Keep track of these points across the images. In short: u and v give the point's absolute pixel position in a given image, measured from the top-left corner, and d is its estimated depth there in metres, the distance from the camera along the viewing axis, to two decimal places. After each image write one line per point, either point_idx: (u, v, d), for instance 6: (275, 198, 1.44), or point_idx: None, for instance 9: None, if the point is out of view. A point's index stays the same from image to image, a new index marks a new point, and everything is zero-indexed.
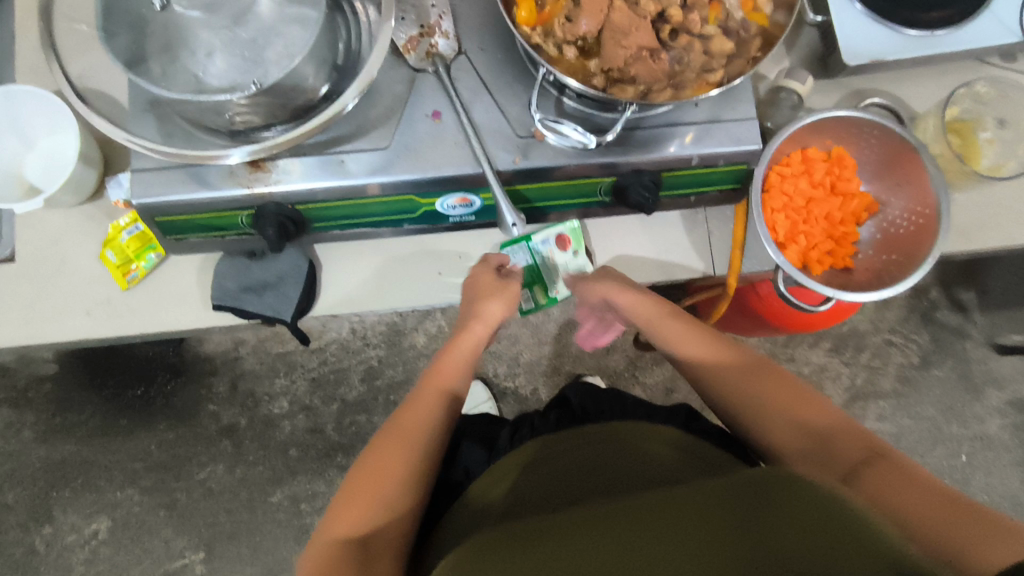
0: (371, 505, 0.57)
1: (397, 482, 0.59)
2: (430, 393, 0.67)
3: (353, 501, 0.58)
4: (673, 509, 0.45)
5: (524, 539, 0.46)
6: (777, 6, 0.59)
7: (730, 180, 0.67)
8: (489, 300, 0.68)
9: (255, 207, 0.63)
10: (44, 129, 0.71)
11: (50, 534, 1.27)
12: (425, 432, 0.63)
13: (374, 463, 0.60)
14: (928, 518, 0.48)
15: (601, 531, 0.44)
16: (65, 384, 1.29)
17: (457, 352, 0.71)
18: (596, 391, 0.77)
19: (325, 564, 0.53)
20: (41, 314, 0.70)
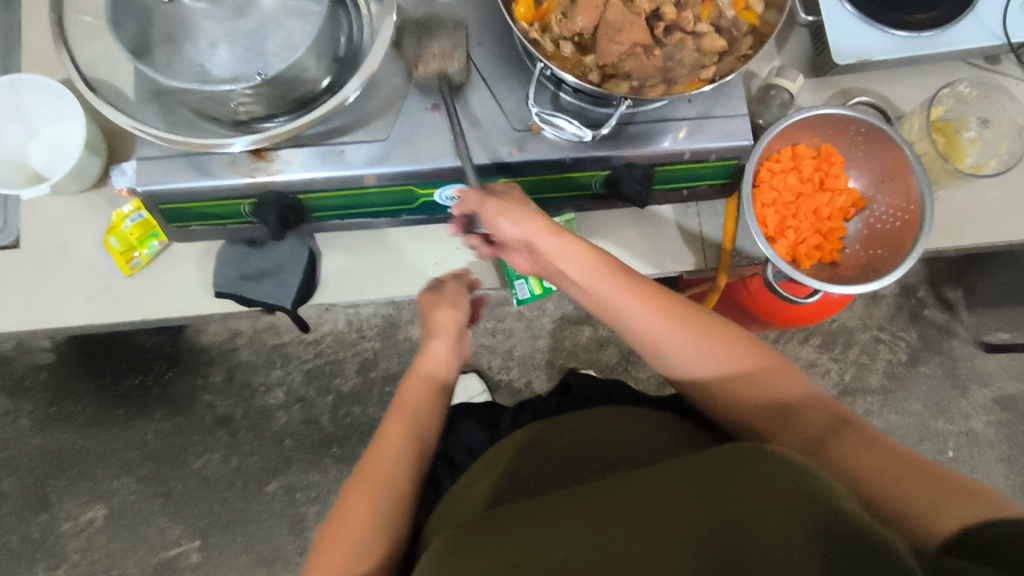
0: (345, 561, 0.54)
1: (368, 531, 0.55)
2: (397, 423, 0.62)
3: (326, 555, 0.55)
4: (657, 491, 0.46)
5: (512, 527, 0.47)
6: (768, 5, 0.61)
7: (720, 175, 0.69)
8: (434, 313, 0.69)
9: (256, 196, 0.64)
10: (48, 118, 0.72)
11: (46, 522, 1.28)
12: (394, 470, 0.59)
13: (342, 528, 0.55)
14: (889, 484, 0.48)
15: (586, 515, 0.46)
16: (62, 374, 1.30)
17: (424, 371, 0.67)
18: (592, 378, 0.79)
19: None
20: (44, 299, 0.71)
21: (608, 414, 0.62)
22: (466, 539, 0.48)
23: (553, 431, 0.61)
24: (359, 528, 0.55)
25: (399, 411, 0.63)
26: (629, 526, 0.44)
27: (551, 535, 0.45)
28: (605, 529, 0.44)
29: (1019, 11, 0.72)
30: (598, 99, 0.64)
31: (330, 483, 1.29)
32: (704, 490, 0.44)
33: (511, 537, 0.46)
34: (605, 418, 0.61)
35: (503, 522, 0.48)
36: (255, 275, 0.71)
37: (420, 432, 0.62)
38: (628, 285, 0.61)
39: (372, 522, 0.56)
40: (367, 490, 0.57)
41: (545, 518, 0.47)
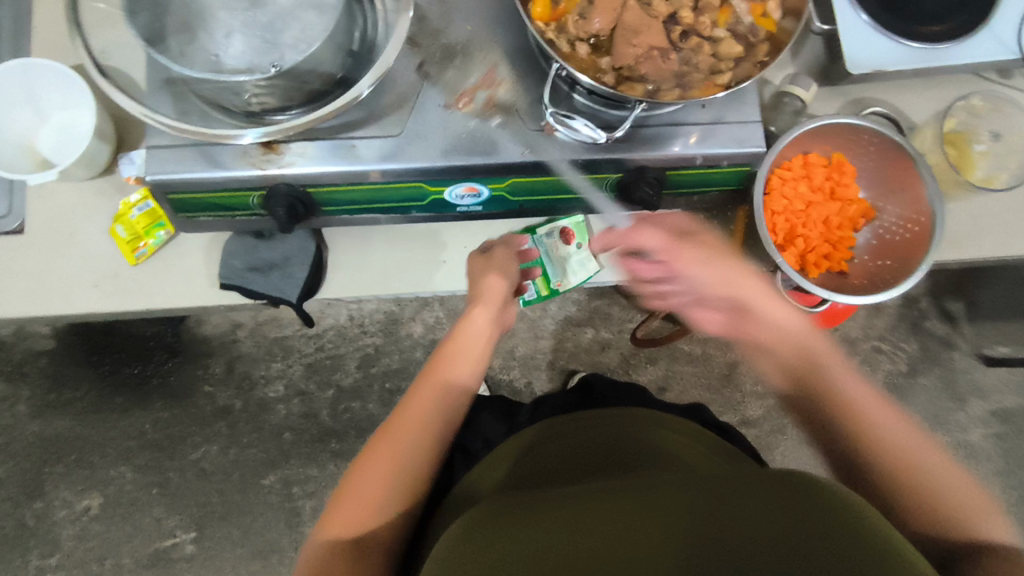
0: (363, 506, 0.61)
1: (386, 483, 0.62)
2: (426, 389, 0.68)
3: (348, 498, 0.62)
4: (655, 497, 0.50)
5: (516, 523, 0.50)
6: (787, 12, 0.60)
7: (732, 181, 0.69)
8: (486, 277, 0.70)
9: (266, 188, 0.64)
10: (59, 104, 0.72)
11: (41, 509, 1.28)
12: (415, 432, 0.65)
13: (362, 480, 0.62)
14: None
15: (585, 514, 0.49)
16: (61, 361, 1.30)
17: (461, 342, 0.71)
18: (615, 385, 0.81)
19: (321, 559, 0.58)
20: (49, 285, 0.71)
21: (621, 414, 0.68)
22: (471, 533, 0.50)
23: (570, 430, 0.67)
24: (374, 507, 0.61)
25: (425, 398, 0.67)
26: (628, 526, 0.47)
27: (553, 530, 0.48)
28: (605, 528, 0.47)
29: None
30: (609, 99, 0.62)
31: (327, 478, 1.29)
32: (703, 499, 0.49)
33: (513, 532, 0.49)
34: (604, 422, 0.67)
35: (506, 516, 0.52)
36: (263, 267, 0.71)
37: (439, 425, 0.67)
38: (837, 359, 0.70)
39: (385, 504, 0.62)
40: (384, 474, 0.63)
41: (544, 514, 0.50)
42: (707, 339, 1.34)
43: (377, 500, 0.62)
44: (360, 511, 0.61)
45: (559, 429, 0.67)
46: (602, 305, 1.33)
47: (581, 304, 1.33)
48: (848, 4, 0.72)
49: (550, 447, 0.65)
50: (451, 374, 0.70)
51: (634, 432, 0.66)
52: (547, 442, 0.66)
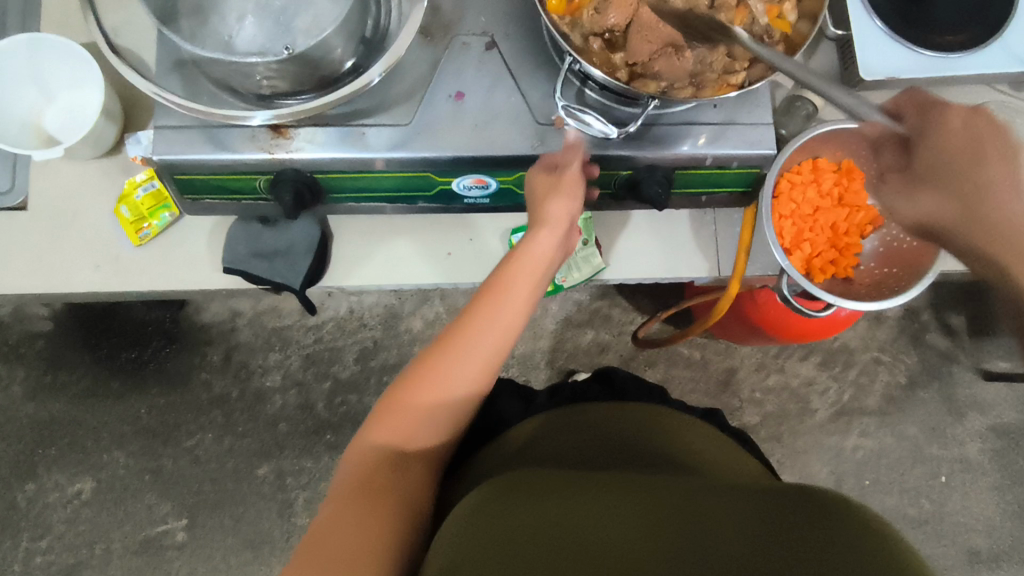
0: (409, 426, 0.59)
1: (430, 413, 0.59)
2: (483, 315, 0.61)
3: (393, 410, 0.59)
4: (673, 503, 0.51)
5: (532, 490, 0.54)
6: (801, 15, 0.61)
7: (741, 183, 0.69)
8: (549, 200, 0.62)
9: (273, 172, 0.63)
10: (67, 82, 0.71)
11: (32, 491, 1.27)
12: (469, 363, 0.60)
13: (407, 398, 0.59)
14: None
15: (602, 506, 0.51)
16: (58, 343, 1.29)
17: (522, 262, 0.63)
18: (638, 380, 0.82)
19: (363, 473, 0.57)
20: (51, 263, 0.70)
21: (652, 413, 0.70)
22: (490, 497, 0.53)
23: (607, 419, 0.69)
24: (428, 419, 0.59)
25: (494, 327, 0.61)
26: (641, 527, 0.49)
27: (568, 511, 0.51)
28: (614, 520, 0.50)
29: None
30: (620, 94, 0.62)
31: (321, 470, 1.29)
32: (722, 514, 0.49)
33: (530, 504, 0.52)
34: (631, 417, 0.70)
35: (526, 486, 0.54)
36: (265, 253, 0.70)
37: (501, 354, 0.62)
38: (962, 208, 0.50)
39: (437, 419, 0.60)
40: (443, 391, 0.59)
41: (564, 490, 0.53)
42: (706, 345, 1.34)
43: (427, 415, 0.59)
44: (412, 420, 0.59)
45: (588, 419, 0.69)
46: (603, 307, 1.33)
47: (582, 305, 1.33)
48: (863, 10, 0.72)
49: (579, 433, 0.68)
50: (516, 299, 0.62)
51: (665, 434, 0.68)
52: (575, 430, 0.68)
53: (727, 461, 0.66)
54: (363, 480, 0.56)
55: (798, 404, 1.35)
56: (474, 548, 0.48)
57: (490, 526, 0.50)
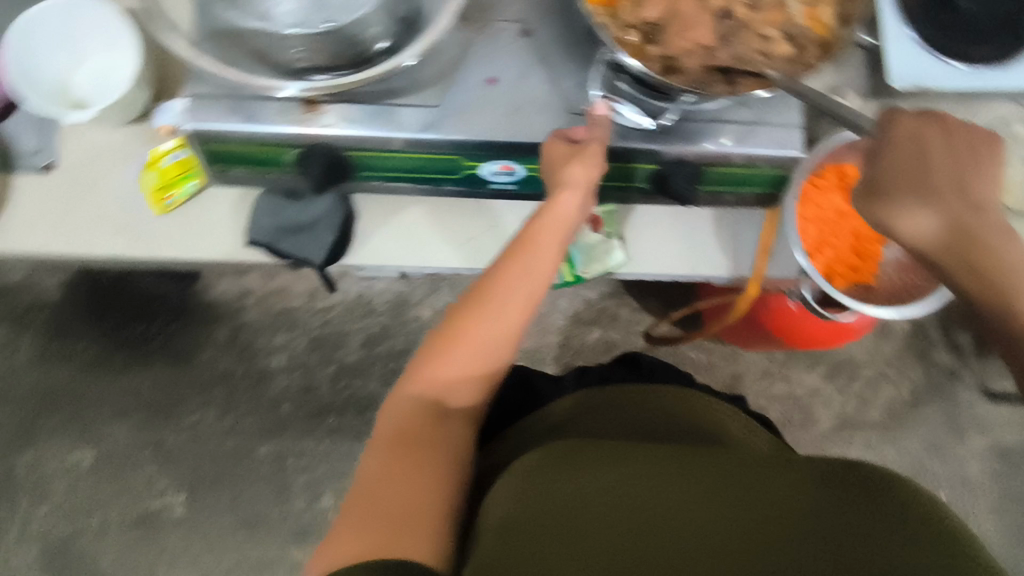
0: (443, 380, 0.58)
1: (463, 369, 0.59)
2: (514, 277, 0.60)
3: (429, 366, 0.58)
4: (719, 472, 0.54)
5: (583, 462, 0.56)
6: (838, 18, 0.60)
7: (765, 184, 0.69)
8: (570, 165, 0.59)
9: (303, 146, 0.63)
10: (98, 46, 0.71)
11: (32, 459, 1.27)
12: (502, 324, 0.59)
13: (441, 352, 0.58)
14: None
15: (649, 476, 0.54)
16: (66, 312, 1.29)
17: (547, 225, 0.61)
18: (665, 364, 0.82)
19: (401, 428, 0.57)
20: (73, 226, 0.70)
21: (687, 395, 0.70)
22: (541, 467, 0.56)
23: (645, 396, 0.70)
24: (455, 384, 0.59)
25: (519, 288, 0.60)
26: (690, 496, 0.52)
27: (617, 481, 0.54)
28: (664, 488, 0.53)
29: None
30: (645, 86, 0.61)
31: (322, 454, 1.29)
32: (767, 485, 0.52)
33: (582, 473, 0.55)
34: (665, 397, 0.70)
35: (575, 456, 0.57)
36: (290, 228, 0.70)
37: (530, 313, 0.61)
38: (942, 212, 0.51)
39: (467, 382, 0.59)
40: (472, 355, 0.59)
41: (613, 460, 0.56)
42: (713, 349, 1.34)
43: (461, 370, 0.59)
44: (442, 381, 0.58)
45: (618, 396, 0.71)
46: (612, 306, 1.33)
47: (590, 303, 1.33)
48: (895, 18, 0.72)
49: (618, 408, 0.69)
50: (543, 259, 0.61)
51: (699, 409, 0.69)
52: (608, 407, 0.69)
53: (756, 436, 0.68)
54: (401, 436, 0.56)
55: (801, 413, 1.35)
56: (531, 518, 0.51)
57: (544, 495, 0.53)
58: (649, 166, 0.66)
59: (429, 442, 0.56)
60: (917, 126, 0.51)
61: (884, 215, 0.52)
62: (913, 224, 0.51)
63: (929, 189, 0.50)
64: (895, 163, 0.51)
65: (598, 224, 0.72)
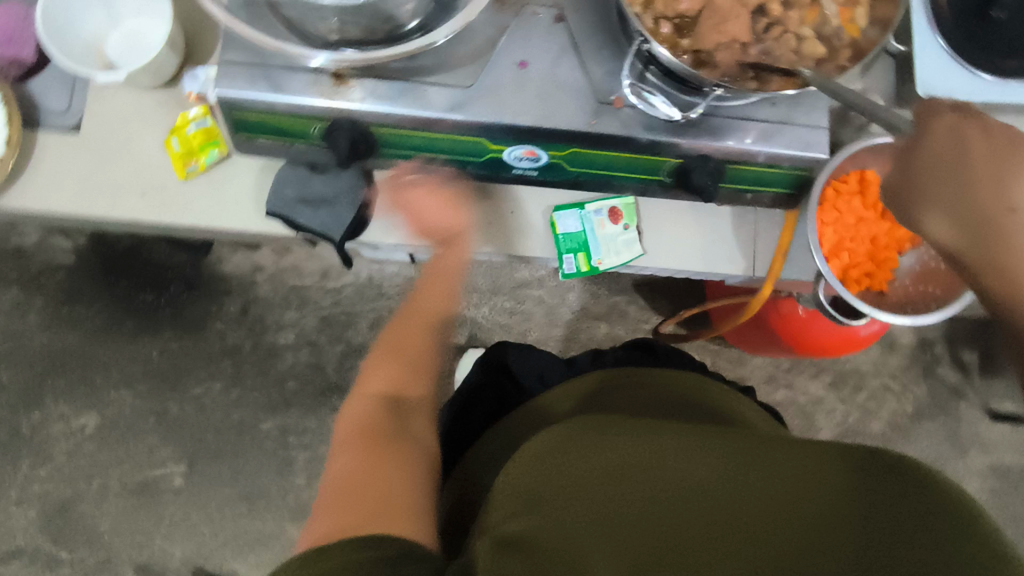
0: (392, 377, 0.68)
1: (403, 368, 0.69)
2: (428, 300, 0.74)
3: (378, 368, 0.69)
4: (745, 449, 0.55)
5: (612, 432, 0.57)
6: (873, 21, 0.60)
7: (789, 185, 0.69)
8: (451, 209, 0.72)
9: (330, 120, 0.63)
10: (133, 10, 0.72)
11: (37, 420, 1.28)
12: (423, 331, 0.73)
13: (384, 355, 0.70)
14: None
15: (678, 448, 0.55)
16: (79, 277, 1.30)
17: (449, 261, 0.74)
18: (679, 351, 0.83)
19: (361, 418, 0.63)
20: (97, 187, 0.71)
21: (701, 380, 0.71)
22: (574, 435, 0.57)
23: (659, 377, 0.71)
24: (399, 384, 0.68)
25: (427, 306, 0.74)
26: (724, 471, 0.53)
27: (649, 451, 0.55)
28: (692, 461, 0.54)
29: None
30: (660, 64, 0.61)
31: (325, 433, 1.30)
32: (798, 462, 0.54)
33: (614, 442, 0.56)
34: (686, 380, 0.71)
35: (605, 428, 0.58)
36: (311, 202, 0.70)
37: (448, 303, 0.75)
38: None
39: (407, 378, 0.69)
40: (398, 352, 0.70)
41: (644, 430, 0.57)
42: (719, 351, 1.35)
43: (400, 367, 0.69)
44: (388, 379, 0.68)
45: (640, 375, 0.72)
46: (621, 302, 1.33)
47: (600, 298, 1.33)
48: (927, 27, 0.71)
49: (630, 389, 0.70)
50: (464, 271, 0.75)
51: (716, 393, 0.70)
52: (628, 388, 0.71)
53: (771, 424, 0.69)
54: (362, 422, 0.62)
55: (803, 421, 1.35)
56: (562, 486, 0.53)
57: (572, 463, 0.55)
58: (671, 160, 0.66)
59: (391, 433, 0.61)
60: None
61: None
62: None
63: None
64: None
65: (616, 214, 0.73)
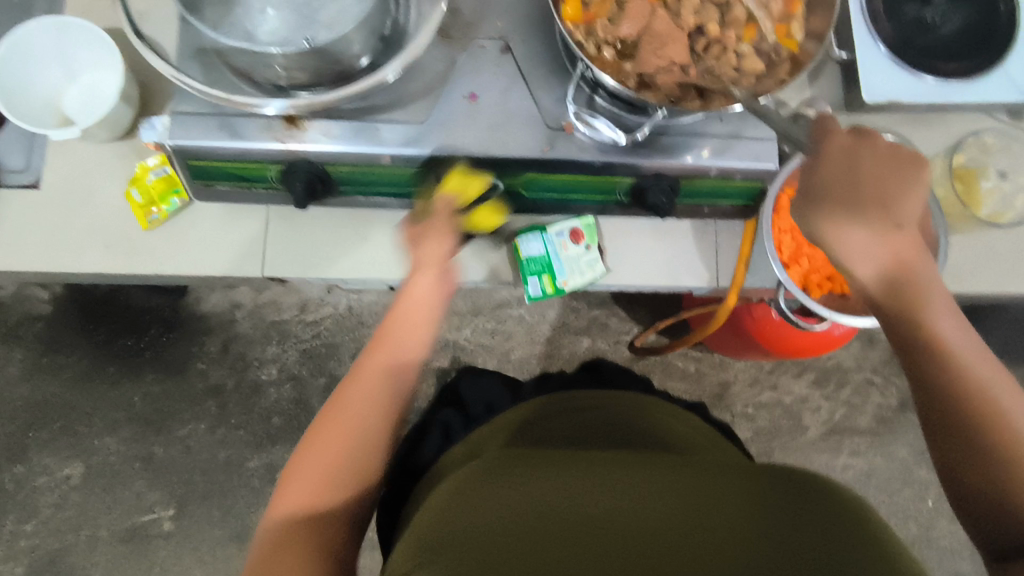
0: (323, 478, 0.56)
1: (351, 462, 0.57)
2: (374, 359, 0.62)
3: (309, 463, 0.57)
4: (652, 481, 0.53)
5: (521, 474, 0.55)
6: (809, 35, 0.62)
7: (743, 196, 0.70)
8: (425, 241, 0.65)
9: (286, 162, 0.64)
10: (90, 65, 0.72)
11: (21, 474, 1.26)
12: (372, 414, 0.59)
13: (326, 434, 0.58)
14: (983, 372, 0.51)
15: (583, 483, 0.53)
16: (56, 326, 1.29)
17: (416, 304, 0.65)
18: (624, 370, 0.83)
19: (281, 543, 0.53)
20: (59, 240, 0.71)
21: (637, 403, 0.71)
22: (485, 482, 0.55)
23: (589, 402, 0.71)
24: (324, 486, 0.56)
25: (371, 376, 0.61)
26: (638, 497, 0.51)
27: (563, 487, 0.52)
28: (595, 493, 0.52)
29: None
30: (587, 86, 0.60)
31: None
32: (710, 485, 0.52)
33: (527, 483, 0.54)
34: (622, 403, 0.71)
35: (517, 471, 0.56)
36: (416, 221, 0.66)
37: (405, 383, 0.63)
38: (869, 234, 0.54)
39: (338, 480, 0.57)
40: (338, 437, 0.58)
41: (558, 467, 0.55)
42: (702, 358, 1.35)
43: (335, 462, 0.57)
44: (322, 476, 0.56)
45: (575, 402, 0.71)
46: (601, 315, 1.34)
47: (580, 312, 1.34)
48: (868, 34, 0.73)
49: (553, 420, 0.69)
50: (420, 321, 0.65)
51: (644, 418, 0.68)
52: (562, 415, 0.70)
53: (711, 439, 0.68)
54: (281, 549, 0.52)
55: (789, 421, 1.36)
56: (472, 523, 0.50)
57: (475, 504, 0.52)
58: (626, 181, 0.67)
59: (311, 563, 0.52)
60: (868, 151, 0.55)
61: (820, 228, 0.55)
62: (850, 243, 0.54)
63: (860, 206, 0.54)
64: (831, 174, 0.55)
65: (576, 234, 0.73)
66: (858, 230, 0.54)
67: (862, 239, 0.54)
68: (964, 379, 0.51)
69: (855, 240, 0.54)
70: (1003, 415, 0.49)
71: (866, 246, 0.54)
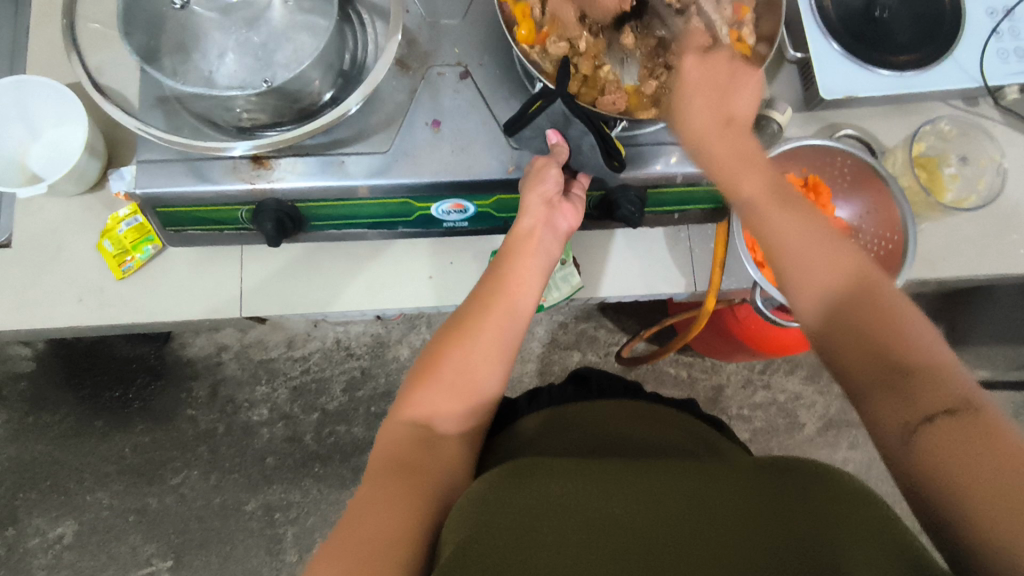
0: (449, 405, 0.60)
1: (477, 394, 0.61)
2: (498, 303, 0.63)
3: (438, 385, 0.60)
4: (670, 476, 0.48)
5: (539, 472, 0.50)
6: (759, 39, 0.63)
7: (712, 200, 0.71)
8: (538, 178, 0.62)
9: (255, 202, 0.64)
10: (50, 119, 0.73)
11: (12, 537, 1.24)
12: (502, 352, 0.63)
13: (456, 361, 0.61)
14: (887, 297, 0.49)
15: (602, 487, 0.48)
16: (40, 384, 1.27)
17: (531, 254, 0.65)
18: (611, 377, 0.82)
19: (397, 447, 0.56)
20: (33, 298, 0.71)
21: (641, 407, 0.69)
22: (496, 483, 0.49)
23: (590, 415, 0.68)
24: (443, 411, 0.59)
25: (490, 316, 0.63)
26: (664, 493, 0.47)
27: (582, 490, 0.48)
28: (616, 497, 0.47)
29: (994, 57, 0.75)
30: (517, 117, 0.61)
31: (311, 504, 1.27)
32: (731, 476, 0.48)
33: (544, 484, 0.49)
34: (615, 415, 0.68)
35: (530, 469, 0.51)
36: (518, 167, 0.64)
37: (505, 362, 0.63)
38: (734, 146, 0.56)
39: (457, 408, 0.60)
40: (446, 389, 0.60)
41: (574, 471, 0.50)
42: (693, 362, 1.35)
43: (457, 390, 0.60)
44: (445, 395, 0.60)
45: (576, 416, 0.68)
46: (589, 328, 1.34)
47: (568, 328, 1.34)
48: (819, 33, 0.75)
49: (556, 435, 0.65)
50: (523, 309, 0.64)
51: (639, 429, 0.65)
52: (563, 430, 0.66)
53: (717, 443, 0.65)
54: (399, 452, 0.55)
55: (785, 419, 1.36)
56: (488, 534, 0.45)
57: (494, 510, 0.47)
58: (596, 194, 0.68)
59: (424, 470, 0.54)
60: (705, 70, 0.58)
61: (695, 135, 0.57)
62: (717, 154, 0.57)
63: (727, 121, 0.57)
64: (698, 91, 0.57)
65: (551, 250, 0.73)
66: (720, 140, 0.57)
67: (726, 152, 0.56)
68: (870, 291, 0.49)
69: (718, 150, 0.57)
70: (902, 330, 0.48)
71: (732, 160, 0.56)
